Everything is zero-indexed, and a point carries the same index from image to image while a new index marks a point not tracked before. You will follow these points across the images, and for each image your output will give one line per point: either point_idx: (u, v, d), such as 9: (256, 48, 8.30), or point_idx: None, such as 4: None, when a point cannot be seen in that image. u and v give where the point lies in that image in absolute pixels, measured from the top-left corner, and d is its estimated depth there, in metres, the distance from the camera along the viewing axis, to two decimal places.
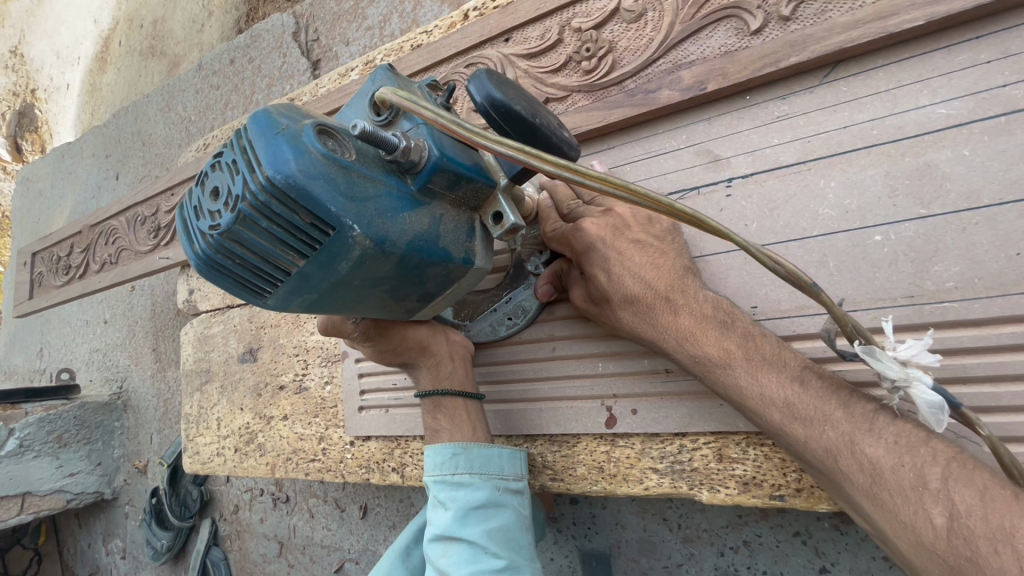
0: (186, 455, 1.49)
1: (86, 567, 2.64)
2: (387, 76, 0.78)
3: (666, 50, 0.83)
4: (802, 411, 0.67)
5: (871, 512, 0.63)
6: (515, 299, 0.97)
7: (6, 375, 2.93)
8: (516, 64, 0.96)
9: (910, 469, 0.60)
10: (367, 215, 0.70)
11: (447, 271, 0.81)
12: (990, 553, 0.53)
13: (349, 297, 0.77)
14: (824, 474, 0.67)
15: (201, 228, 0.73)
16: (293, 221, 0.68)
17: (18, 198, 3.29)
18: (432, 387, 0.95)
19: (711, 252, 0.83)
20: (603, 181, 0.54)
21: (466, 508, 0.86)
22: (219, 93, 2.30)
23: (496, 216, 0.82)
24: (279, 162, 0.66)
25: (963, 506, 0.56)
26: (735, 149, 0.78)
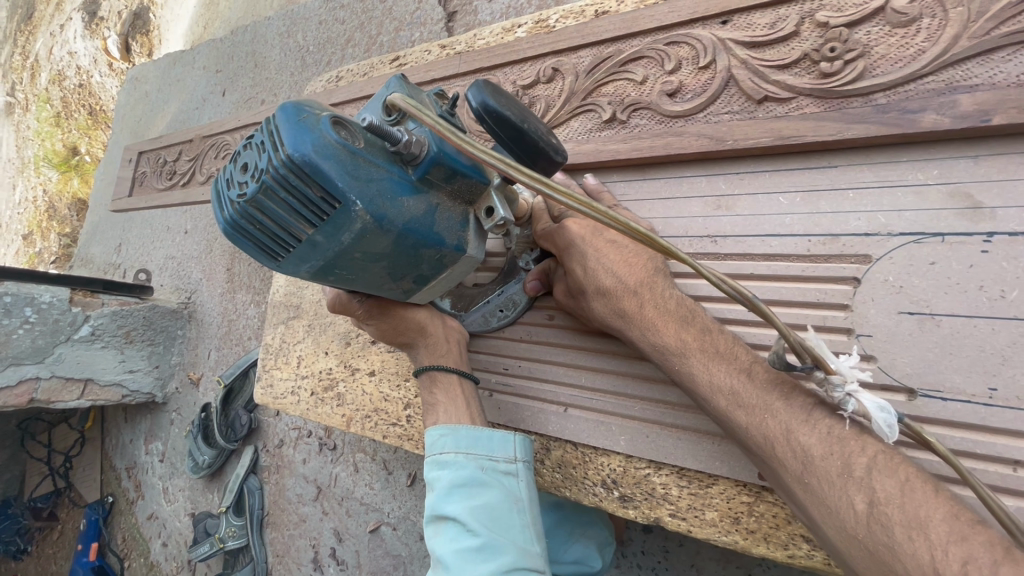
0: (259, 385, 1.47)
1: (124, 461, 2.74)
2: (399, 82, 0.77)
3: (937, 67, 0.70)
4: (746, 400, 0.67)
5: (802, 498, 0.62)
6: (506, 293, 1.02)
7: (83, 263, 3.03)
8: (734, 51, 0.84)
9: (837, 458, 0.59)
10: (371, 194, 0.65)
11: (439, 256, 0.75)
12: (903, 540, 0.53)
13: (353, 271, 0.71)
14: (761, 460, 0.67)
15: (228, 196, 0.66)
16: (306, 195, 0.62)
17: (124, 96, 3.38)
18: (427, 363, 0.96)
19: (946, 312, 0.68)
20: (568, 194, 0.58)
21: (448, 486, 0.84)
22: (344, 28, 2.25)
23: (490, 211, 0.76)
24: (298, 141, 0.61)
25: (883, 494, 0.56)
26: (1006, 200, 0.66)
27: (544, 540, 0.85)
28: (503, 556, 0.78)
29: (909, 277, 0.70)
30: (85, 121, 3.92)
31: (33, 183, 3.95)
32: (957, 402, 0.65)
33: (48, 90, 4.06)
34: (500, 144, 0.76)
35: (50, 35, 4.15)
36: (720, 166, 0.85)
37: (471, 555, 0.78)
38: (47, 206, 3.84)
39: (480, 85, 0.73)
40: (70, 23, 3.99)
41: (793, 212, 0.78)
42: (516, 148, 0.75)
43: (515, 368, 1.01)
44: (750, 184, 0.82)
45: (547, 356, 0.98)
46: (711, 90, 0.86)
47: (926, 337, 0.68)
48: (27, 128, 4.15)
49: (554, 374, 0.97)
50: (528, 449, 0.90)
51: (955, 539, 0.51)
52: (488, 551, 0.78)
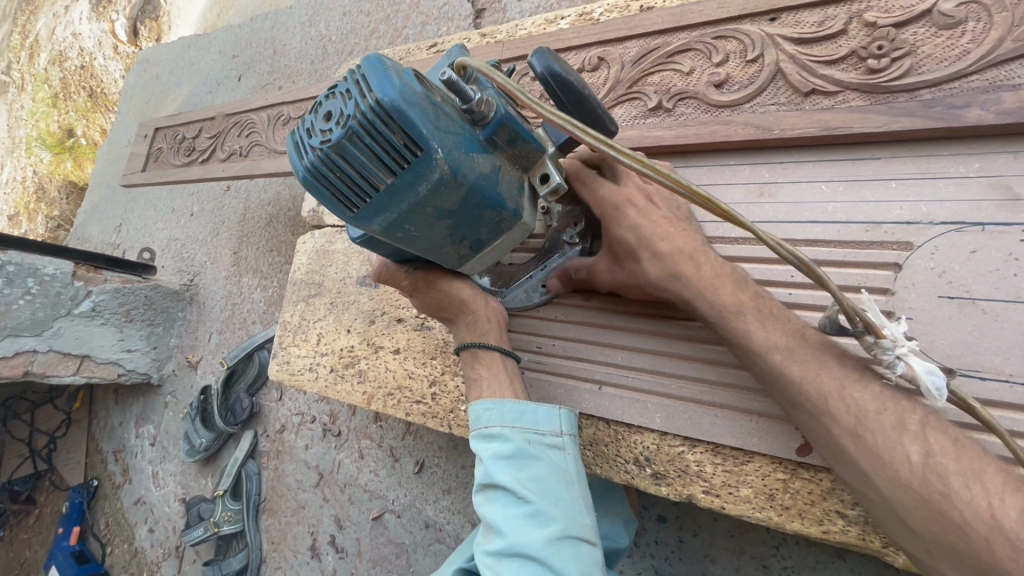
0: (274, 362, 1.46)
1: (111, 444, 2.67)
2: (461, 54, 0.79)
3: (982, 67, 0.74)
4: (801, 356, 0.70)
5: (849, 452, 0.65)
6: (549, 268, 1.03)
7: (80, 242, 2.98)
8: (782, 46, 0.88)
9: (891, 413, 0.63)
10: (448, 147, 0.66)
11: (498, 220, 0.78)
12: (961, 488, 0.56)
13: (420, 225, 0.72)
14: (805, 416, 0.70)
15: (309, 142, 0.66)
16: (390, 141, 0.63)
17: (132, 77, 3.35)
18: (468, 341, 0.98)
19: (984, 297, 0.71)
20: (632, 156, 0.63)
21: (496, 458, 0.86)
22: (368, 20, 2.28)
23: (545, 177, 0.81)
24: (386, 87, 0.62)
25: (937, 446, 0.60)
26: None
27: (593, 512, 0.86)
28: (552, 524, 0.80)
29: (950, 263, 0.73)
30: (86, 102, 3.90)
31: (24, 163, 3.93)
32: (995, 381, 0.68)
33: (48, 70, 4.02)
34: (560, 109, 0.78)
35: (53, 15, 4.10)
36: (765, 155, 0.88)
37: (522, 521, 0.81)
38: (38, 184, 3.81)
39: (541, 52, 0.76)
40: (77, 5, 3.96)
41: (836, 199, 0.81)
42: (578, 114, 0.78)
43: (548, 346, 1.03)
44: (793, 173, 0.85)
45: (582, 335, 0.99)
46: (758, 82, 0.89)
47: (966, 320, 0.71)
48: (23, 107, 4.10)
49: (590, 354, 0.98)
50: (574, 423, 0.91)
51: (1011, 489, 0.55)
52: (539, 518, 0.81)
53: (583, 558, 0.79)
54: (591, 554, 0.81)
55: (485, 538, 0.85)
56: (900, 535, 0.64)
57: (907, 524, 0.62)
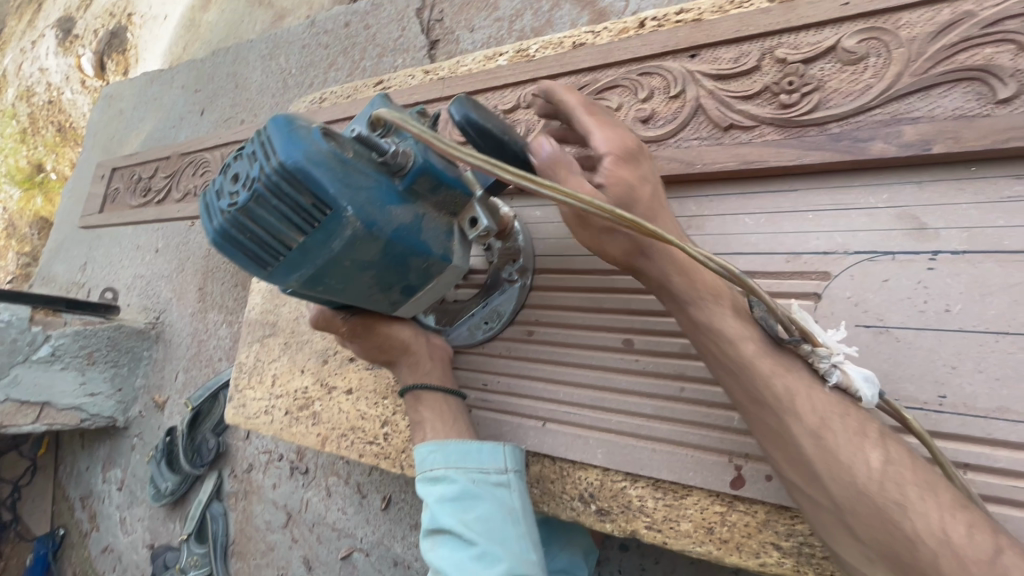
0: (231, 405, 1.44)
1: (78, 490, 2.59)
2: (383, 102, 0.79)
3: (884, 101, 0.77)
4: (772, 349, 0.68)
5: (808, 453, 0.63)
6: (490, 305, 1.04)
7: (44, 282, 2.92)
8: (702, 82, 0.90)
9: (854, 418, 0.63)
10: (360, 202, 0.66)
11: (426, 266, 0.78)
12: (916, 498, 0.57)
13: (341, 277, 0.72)
14: (766, 413, 0.67)
15: (218, 206, 0.67)
16: (298, 202, 0.64)
17: (96, 113, 3.33)
18: (411, 382, 0.98)
19: (899, 325, 0.73)
20: (555, 189, 0.62)
21: (441, 500, 0.85)
22: (327, 53, 2.29)
23: (473, 220, 0.80)
24: (290, 150, 0.63)
25: (895, 455, 0.60)
26: (948, 222, 0.72)
27: (542, 549, 0.85)
28: (500, 565, 0.79)
29: (866, 292, 0.75)
30: (54, 138, 3.87)
31: None
32: (911, 409, 0.69)
33: (16, 106, 3.99)
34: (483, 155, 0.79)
35: (20, 51, 4.08)
36: (690, 189, 0.90)
37: (469, 565, 0.79)
38: (6, 223, 3.76)
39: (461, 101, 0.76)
40: (44, 40, 3.95)
41: (757, 231, 0.83)
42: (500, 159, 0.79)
43: (494, 384, 1.02)
44: (718, 206, 0.87)
45: (527, 372, 0.99)
46: (681, 117, 0.91)
47: (882, 349, 0.72)
48: None
49: (534, 390, 0.98)
50: (518, 458, 0.91)
51: (959, 505, 0.56)
52: (486, 560, 0.79)
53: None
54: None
55: None
56: (840, 543, 0.64)
57: (852, 532, 0.61)
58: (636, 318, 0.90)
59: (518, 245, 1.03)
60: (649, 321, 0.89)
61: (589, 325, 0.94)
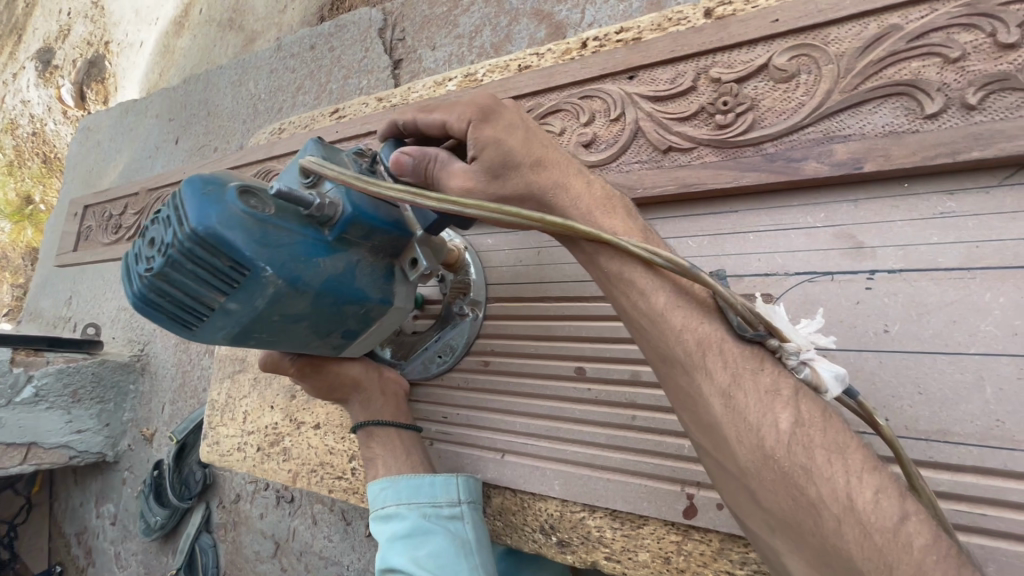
0: (205, 442, 1.43)
1: (73, 525, 2.59)
2: (315, 146, 0.77)
3: (817, 119, 0.76)
4: (686, 300, 0.63)
5: (715, 414, 0.60)
6: (443, 338, 1.03)
7: (30, 318, 2.91)
8: (640, 104, 0.90)
9: (769, 375, 0.60)
10: (280, 258, 0.65)
11: (363, 311, 0.76)
12: (823, 464, 0.55)
13: (273, 331, 0.71)
14: (674, 371, 0.63)
15: (137, 271, 0.67)
16: (215, 265, 0.63)
17: (75, 145, 3.33)
18: (362, 420, 0.96)
19: (840, 346, 0.72)
20: (484, 208, 0.62)
21: (393, 538, 0.86)
22: (295, 76, 2.29)
23: (414, 261, 0.77)
24: (202, 214, 0.62)
25: (806, 415, 0.58)
26: (884, 240, 0.71)
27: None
28: None
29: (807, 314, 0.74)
30: (39, 170, 3.88)
31: None
32: None
33: (0, 139, 4.00)
34: None
35: (1, 85, 4.08)
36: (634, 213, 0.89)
37: None
38: None
39: (393, 142, 0.84)
40: (23, 73, 3.96)
41: (700, 255, 0.82)
42: None
43: (454, 416, 1.01)
44: (661, 230, 0.86)
45: (484, 403, 0.98)
46: (622, 141, 0.90)
47: None
48: None
49: (492, 422, 0.97)
50: (473, 488, 0.90)
51: (869, 468, 0.55)
52: None
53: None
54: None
55: None
56: (740, 507, 0.62)
57: (753, 496, 0.59)
58: (586, 347, 0.89)
59: (470, 279, 1.02)
60: (599, 350, 0.88)
61: (541, 354, 0.94)
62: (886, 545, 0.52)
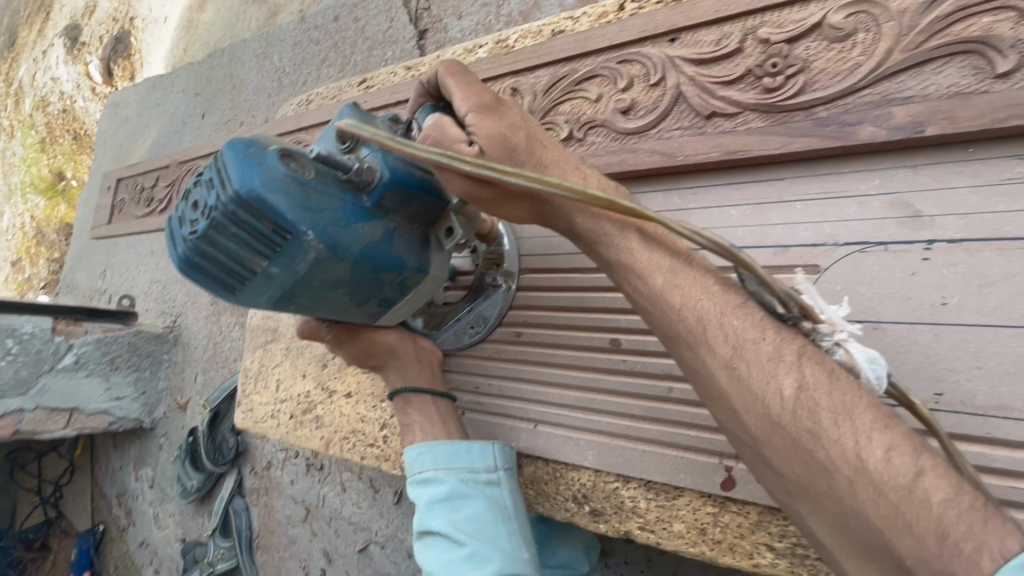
0: (240, 410, 1.47)
1: (114, 487, 2.71)
2: (351, 111, 0.75)
3: (874, 80, 0.72)
4: (683, 276, 0.61)
5: (721, 386, 0.58)
6: (475, 309, 1.03)
7: (67, 289, 3.00)
8: (682, 68, 0.86)
9: (769, 343, 0.56)
10: (321, 223, 0.65)
11: (401, 279, 0.76)
12: (830, 426, 0.51)
13: (313, 297, 0.72)
14: (682, 348, 0.62)
15: (181, 234, 0.67)
16: (257, 229, 0.63)
17: (105, 121, 3.37)
18: (400, 385, 0.97)
19: (891, 319, 0.69)
20: (520, 174, 0.59)
21: (431, 501, 0.86)
22: (319, 48, 2.27)
23: (450, 230, 0.79)
24: (246, 177, 0.62)
25: (811, 379, 0.53)
26: (944, 208, 0.68)
27: (533, 547, 0.85)
28: (491, 564, 0.79)
29: (858, 285, 0.71)
30: (70, 146, 3.95)
31: (18, 210, 4.01)
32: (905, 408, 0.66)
33: (33, 116, 4.07)
34: None
35: (32, 62, 4.15)
36: (674, 182, 0.86)
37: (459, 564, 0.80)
38: (33, 232, 3.89)
39: (432, 106, 0.78)
40: (53, 49, 4.01)
41: (744, 224, 0.79)
42: None
43: (485, 386, 1.02)
44: (703, 199, 0.83)
45: (516, 374, 0.98)
46: (662, 107, 0.87)
47: (873, 345, 0.69)
48: (13, 154, 4.16)
49: (524, 392, 0.97)
50: (509, 456, 0.91)
51: (879, 427, 0.50)
52: (476, 559, 0.80)
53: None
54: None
55: None
56: (762, 473, 0.61)
57: (771, 464, 0.57)
58: (621, 319, 0.88)
59: (504, 250, 0.99)
60: (635, 321, 0.87)
61: (575, 326, 0.93)
62: (903, 504, 0.47)
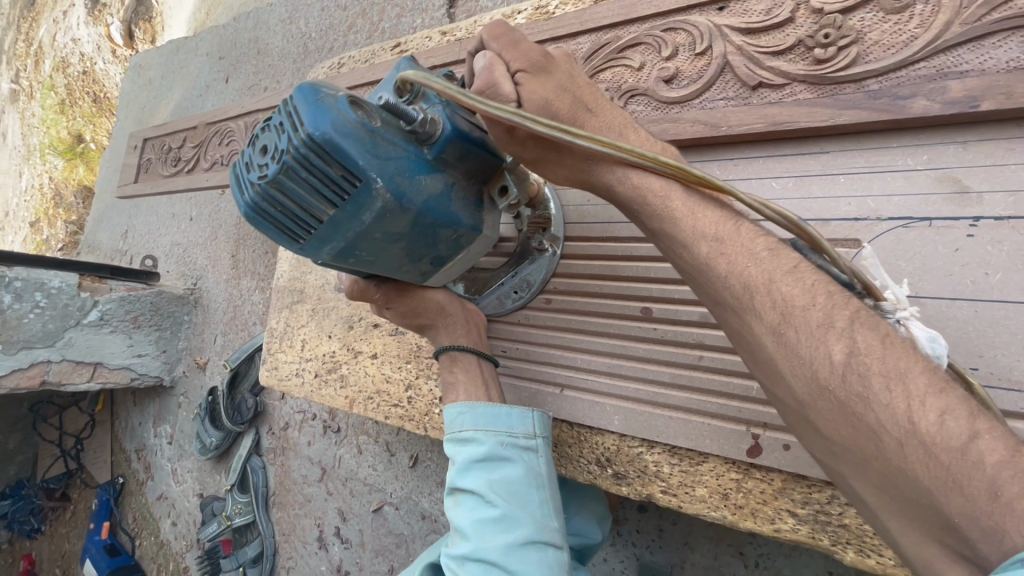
0: (264, 368, 1.50)
1: (133, 443, 2.79)
2: (409, 65, 0.76)
3: (930, 53, 0.71)
4: (729, 242, 0.59)
5: (768, 353, 0.56)
6: (520, 274, 1.03)
7: (89, 249, 3.04)
8: (729, 37, 0.85)
9: (820, 308, 0.54)
10: (388, 171, 0.67)
11: (455, 236, 0.78)
12: (880, 390, 0.50)
13: (372, 249, 0.73)
14: (728, 314, 0.60)
15: (249, 178, 0.69)
16: (326, 174, 0.64)
17: (127, 83, 3.38)
18: (447, 344, 0.98)
19: (930, 294, 0.69)
20: (597, 140, 0.60)
21: (468, 461, 0.87)
22: (345, 15, 2.25)
23: (503, 190, 0.82)
24: (317, 120, 0.63)
25: (864, 344, 0.51)
26: (992, 185, 0.67)
27: (562, 515, 0.88)
28: (520, 527, 0.82)
29: (896, 259, 0.72)
30: (90, 109, 3.96)
31: (39, 170, 4.04)
32: None
33: (53, 77, 4.06)
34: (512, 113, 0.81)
35: (53, 22, 4.13)
36: (714, 153, 0.86)
37: (490, 524, 0.82)
38: (53, 193, 3.93)
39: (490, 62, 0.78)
40: (74, 10, 3.99)
41: (784, 197, 0.79)
42: None
43: (513, 350, 1.04)
44: (744, 170, 0.83)
45: (545, 340, 1.00)
46: (707, 76, 0.87)
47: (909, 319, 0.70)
48: (33, 115, 4.17)
49: (552, 357, 0.99)
50: (546, 425, 0.92)
51: (933, 391, 0.49)
52: (507, 522, 0.82)
53: (548, 563, 0.81)
54: (557, 559, 0.83)
55: (454, 540, 0.87)
56: (806, 438, 0.59)
57: (815, 427, 0.55)
58: (653, 288, 0.89)
59: (550, 214, 0.99)
60: (667, 290, 0.88)
61: (605, 294, 0.94)
62: (955, 465, 0.46)
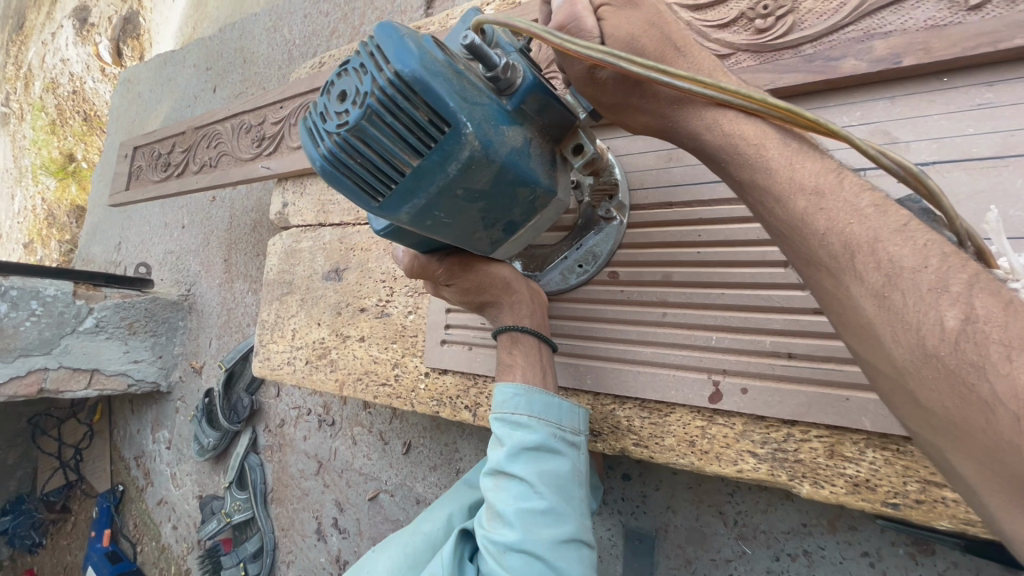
0: (257, 359, 1.54)
1: (131, 450, 2.81)
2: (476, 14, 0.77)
3: (857, 17, 0.77)
4: (831, 199, 0.53)
5: (865, 315, 0.51)
6: (585, 246, 0.97)
7: (82, 262, 3.07)
8: (680, 14, 0.91)
9: (933, 271, 0.48)
10: (476, 117, 0.67)
11: (532, 197, 0.78)
12: (1000, 360, 0.43)
13: (453, 205, 0.73)
14: (820, 276, 0.55)
15: (328, 127, 0.69)
16: (414, 117, 0.65)
17: (117, 98, 3.43)
18: (509, 324, 0.94)
19: None
20: (690, 78, 0.57)
21: (520, 447, 0.85)
22: (328, 20, 2.31)
23: (578, 148, 0.83)
24: (405, 58, 0.64)
25: (983, 311, 0.45)
26: (919, 134, 0.73)
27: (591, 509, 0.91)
28: (563, 522, 0.83)
29: None
30: (80, 127, 3.99)
31: (31, 192, 4.07)
32: None
33: (43, 98, 4.10)
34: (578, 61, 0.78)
35: (42, 44, 4.18)
36: None
37: (536, 516, 0.82)
38: (46, 213, 3.96)
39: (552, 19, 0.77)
40: (62, 31, 4.01)
41: None
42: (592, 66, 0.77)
43: None
44: None
45: None
46: None
47: None
48: (24, 137, 4.20)
49: None
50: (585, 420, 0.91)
51: None
52: (552, 516, 0.83)
53: (582, 558, 0.84)
54: (589, 554, 0.86)
55: (490, 521, 0.87)
56: (906, 407, 0.54)
57: (917, 398, 0.49)
58: (620, 253, 0.94)
59: (615, 179, 0.93)
60: (631, 254, 0.93)
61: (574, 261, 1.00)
62: None
